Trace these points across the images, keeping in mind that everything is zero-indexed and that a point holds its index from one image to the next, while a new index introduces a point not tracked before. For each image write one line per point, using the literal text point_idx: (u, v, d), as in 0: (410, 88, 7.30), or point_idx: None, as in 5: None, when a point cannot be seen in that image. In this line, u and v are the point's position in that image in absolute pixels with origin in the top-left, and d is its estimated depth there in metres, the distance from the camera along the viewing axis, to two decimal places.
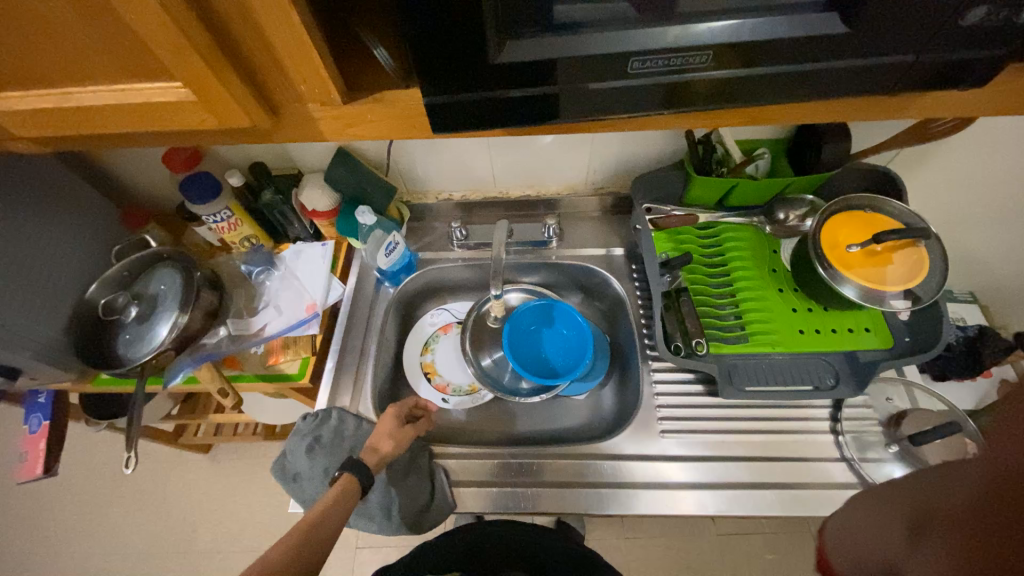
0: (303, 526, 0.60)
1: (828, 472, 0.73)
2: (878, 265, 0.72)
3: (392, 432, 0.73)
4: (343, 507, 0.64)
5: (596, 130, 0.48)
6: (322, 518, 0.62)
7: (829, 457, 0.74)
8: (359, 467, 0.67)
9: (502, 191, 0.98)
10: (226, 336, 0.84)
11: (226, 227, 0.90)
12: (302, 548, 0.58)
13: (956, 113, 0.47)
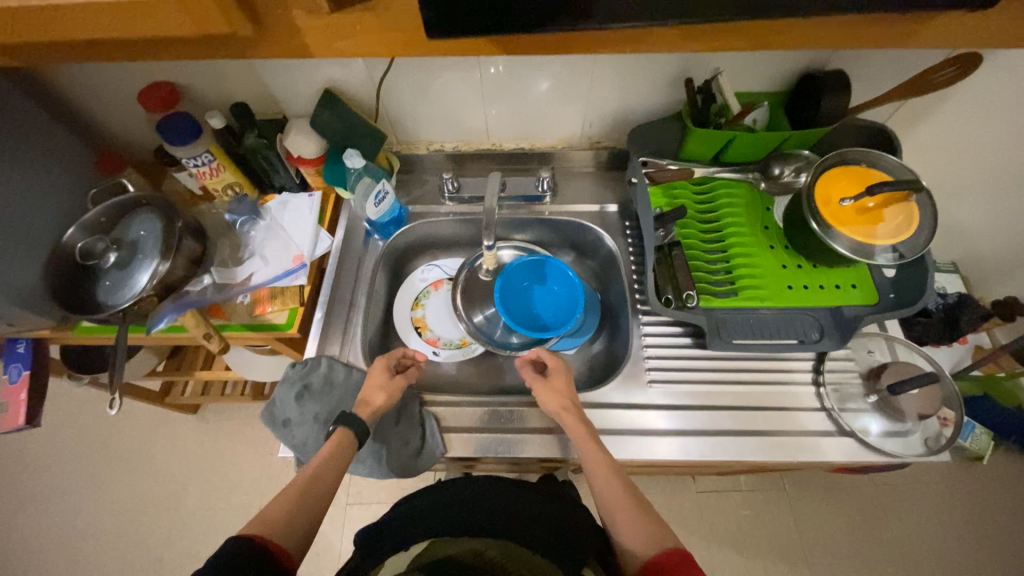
0: (303, 482, 0.60)
1: (800, 421, 0.75)
2: (867, 220, 0.73)
3: (384, 384, 0.73)
4: (340, 461, 0.64)
5: (566, 44, 0.53)
6: (321, 473, 0.62)
7: (808, 407, 0.76)
8: (351, 418, 0.67)
9: (495, 143, 0.95)
10: (209, 285, 0.82)
11: (207, 172, 0.86)
12: (303, 502, 0.59)
13: (877, 40, 0.53)
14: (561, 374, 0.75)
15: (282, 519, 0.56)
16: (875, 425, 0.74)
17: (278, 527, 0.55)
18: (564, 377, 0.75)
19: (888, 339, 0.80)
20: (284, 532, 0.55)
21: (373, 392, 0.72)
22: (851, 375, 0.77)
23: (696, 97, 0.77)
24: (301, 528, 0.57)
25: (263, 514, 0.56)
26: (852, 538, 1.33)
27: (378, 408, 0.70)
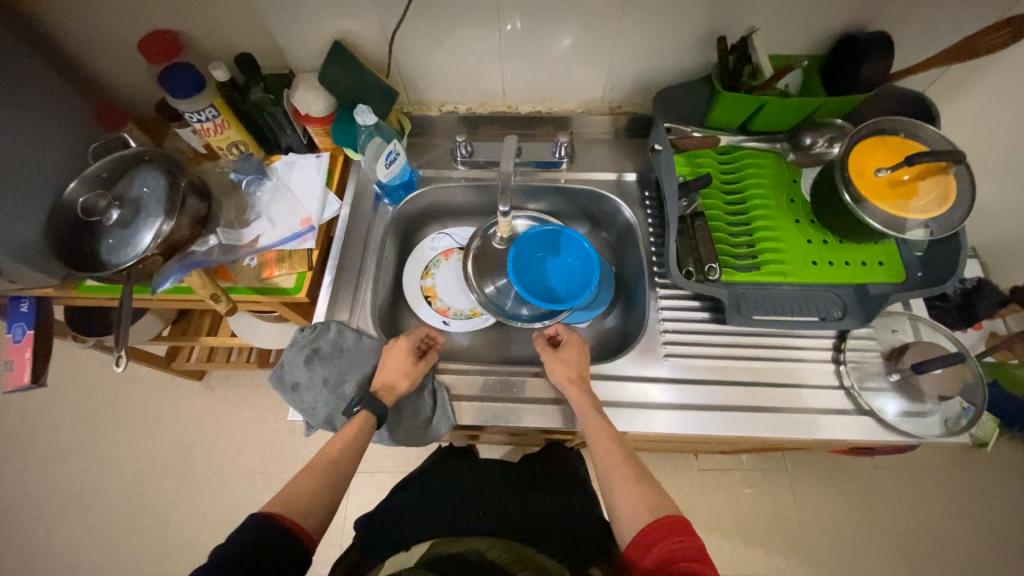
0: (323, 464, 0.61)
1: (799, 397, 0.74)
2: (901, 193, 0.70)
3: (407, 370, 0.70)
4: (362, 443, 0.65)
5: None
6: (342, 454, 0.63)
7: (819, 384, 0.75)
8: (372, 401, 0.67)
9: (510, 106, 0.91)
10: (214, 246, 0.79)
11: (211, 129, 0.82)
12: (325, 484, 0.60)
13: None
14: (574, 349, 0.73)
15: (299, 499, 0.57)
16: (893, 405, 0.73)
17: (298, 507, 0.56)
18: (577, 353, 0.73)
19: (913, 319, 0.78)
20: (306, 511, 0.57)
21: (397, 378, 0.70)
22: (872, 353, 0.76)
23: (727, 58, 0.73)
24: (323, 508, 0.58)
25: (288, 491, 0.58)
26: (850, 518, 1.34)
27: (401, 393, 0.69)
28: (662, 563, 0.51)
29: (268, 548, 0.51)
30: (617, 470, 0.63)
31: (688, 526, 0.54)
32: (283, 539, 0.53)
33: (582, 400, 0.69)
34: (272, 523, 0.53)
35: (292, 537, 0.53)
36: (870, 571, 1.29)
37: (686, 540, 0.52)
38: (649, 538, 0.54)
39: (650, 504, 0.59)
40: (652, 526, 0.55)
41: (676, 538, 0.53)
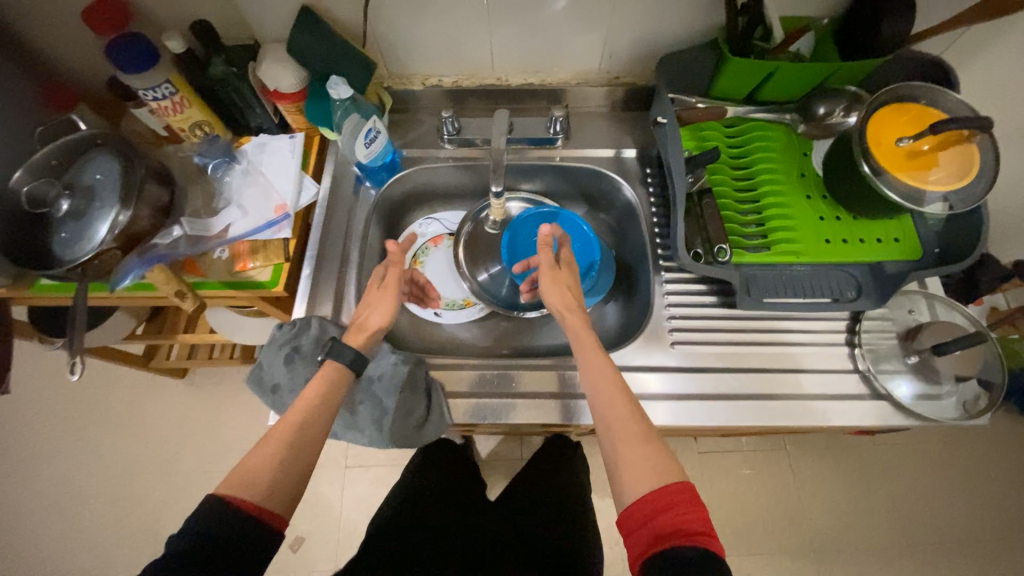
0: (292, 427, 0.56)
1: (798, 384, 0.70)
2: (919, 165, 0.65)
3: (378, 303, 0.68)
4: (334, 397, 0.60)
5: None
6: (311, 414, 0.57)
7: (825, 368, 0.72)
8: (340, 348, 0.62)
9: (500, 78, 0.84)
10: (180, 238, 0.72)
11: (170, 107, 0.75)
12: (292, 456, 0.54)
13: None
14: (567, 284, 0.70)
15: (253, 485, 0.51)
16: (908, 387, 0.69)
17: (259, 488, 0.51)
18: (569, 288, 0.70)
19: (928, 298, 0.74)
20: (265, 491, 0.51)
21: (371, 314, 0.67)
22: (887, 333, 0.72)
23: (736, 19, 0.67)
24: (289, 487, 0.53)
25: (247, 463, 0.52)
26: (849, 495, 1.34)
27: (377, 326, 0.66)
28: (661, 535, 0.48)
29: (218, 545, 0.46)
30: (622, 427, 0.57)
31: (697, 494, 0.50)
32: (235, 525, 0.48)
33: (585, 345, 0.65)
34: (223, 511, 0.48)
35: (249, 519, 0.49)
36: (870, 548, 1.29)
37: (694, 511, 0.49)
38: (654, 505, 0.49)
39: (657, 460, 0.54)
40: (658, 491, 0.50)
41: (688, 509, 0.49)
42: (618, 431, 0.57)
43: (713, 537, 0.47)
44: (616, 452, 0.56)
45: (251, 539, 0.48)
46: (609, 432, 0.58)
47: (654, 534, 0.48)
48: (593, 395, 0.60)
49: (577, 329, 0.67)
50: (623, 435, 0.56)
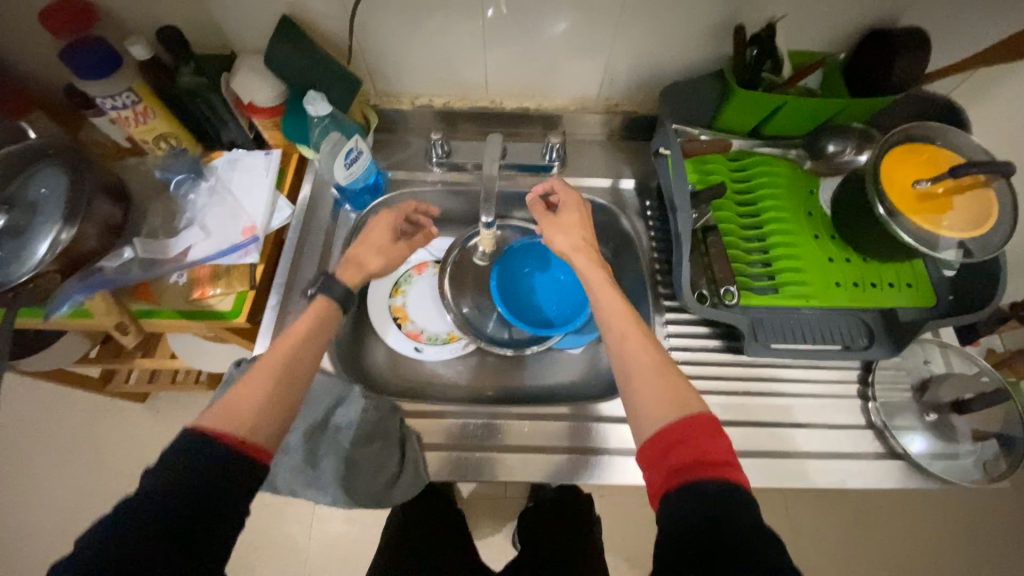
0: (276, 361, 0.51)
1: (793, 440, 0.64)
2: (933, 209, 0.62)
3: (381, 247, 0.67)
4: (324, 333, 0.56)
5: None
6: (299, 345, 0.53)
7: (827, 423, 0.66)
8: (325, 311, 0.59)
9: (493, 101, 0.80)
10: (133, 260, 0.66)
11: (132, 117, 0.68)
12: (280, 387, 0.49)
13: None
14: (575, 222, 0.66)
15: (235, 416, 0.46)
16: (927, 446, 0.64)
17: (243, 420, 0.46)
18: (577, 225, 0.66)
19: (943, 347, 0.70)
20: (248, 426, 0.46)
21: (367, 253, 0.65)
22: (901, 385, 0.67)
23: (745, 51, 0.63)
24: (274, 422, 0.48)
25: (229, 400, 0.47)
26: (849, 544, 1.27)
27: (372, 272, 0.64)
28: (683, 468, 0.43)
29: (196, 478, 0.42)
30: (638, 358, 0.51)
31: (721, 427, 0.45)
32: (215, 452, 0.43)
33: (594, 279, 0.60)
34: (201, 438, 0.43)
35: (232, 442, 0.44)
36: None
37: (719, 442, 0.44)
38: (673, 438, 0.44)
39: (676, 386, 0.49)
40: (678, 424, 0.45)
41: (707, 438, 0.44)
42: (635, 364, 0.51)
43: (736, 467, 0.43)
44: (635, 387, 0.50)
45: (237, 464, 0.43)
46: (626, 367, 0.51)
47: (676, 466, 0.43)
48: (609, 327, 0.55)
49: (587, 263, 0.62)
50: (641, 369, 0.50)
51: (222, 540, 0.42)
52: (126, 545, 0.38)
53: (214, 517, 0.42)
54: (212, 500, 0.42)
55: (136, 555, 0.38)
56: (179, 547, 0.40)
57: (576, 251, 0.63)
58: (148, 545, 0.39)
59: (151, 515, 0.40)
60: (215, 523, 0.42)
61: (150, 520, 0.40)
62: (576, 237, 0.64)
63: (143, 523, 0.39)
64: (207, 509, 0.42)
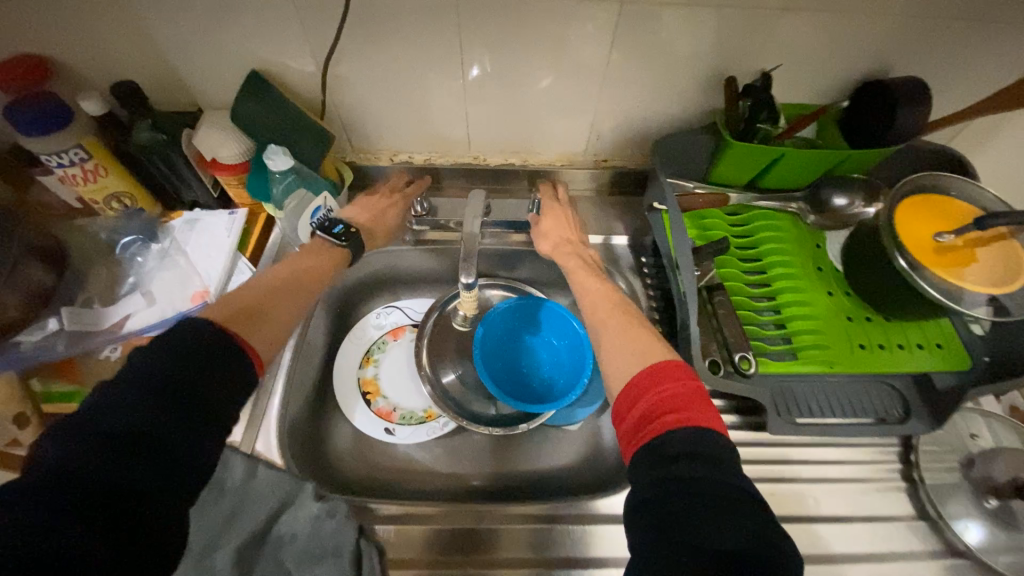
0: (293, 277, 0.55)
1: (819, 540, 0.55)
2: (955, 263, 0.56)
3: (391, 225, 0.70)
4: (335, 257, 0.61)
5: None
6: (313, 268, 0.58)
7: (861, 515, 0.57)
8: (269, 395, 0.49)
9: (477, 158, 0.76)
10: (57, 334, 0.59)
11: (80, 175, 0.62)
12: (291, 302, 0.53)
13: None
14: (556, 221, 0.70)
15: (190, 334, 0.42)
16: (993, 539, 0.53)
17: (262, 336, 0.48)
18: (557, 224, 0.70)
19: (987, 416, 0.62)
20: (259, 333, 0.48)
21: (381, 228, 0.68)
22: (946, 464, 0.59)
23: (737, 102, 0.61)
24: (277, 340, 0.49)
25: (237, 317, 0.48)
26: None
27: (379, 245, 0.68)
28: (648, 415, 0.45)
29: (144, 411, 0.37)
30: (610, 329, 0.55)
31: (682, 371, 0.47)
32: (166, 376, 0.39)
33: (582, 278, 0.63)
34: (146, 366, 0.39)
35: (188, 361, 0.40)
36: None
37: (679, 387, 0.45)
38: (637, 392, 0.46)
39: (654, 345, 0.51)
40: (640, 377, 0.47)
41: (667, 387, 0.46)
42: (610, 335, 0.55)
43: (699, 410, 0.44)
44: (610, 352, 0.53)
45: (200, 383, 0.40)
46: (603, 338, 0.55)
47: (641, 416, 0.45)
48: (590, 309, 0.59)
49: (568, 258, 0.66)
50: (616, 337, 0.54)
51: (175, 482, 0.37)
52: (51, 502, 0.32)
53: (165, 452, 0.37)
54: (164, 434, 0.37)
55: (65, 515, 0.32)
56: (137, 486, 0.35)
57: (557, 249, 0.68)
58: (86, 499, 0.33)
59: (84, 469, 0.34)
60: (169, 460, 0.37)
61: (82, 471, 0.34)
62: (557, 235, 0.69)
63: (73, 477, 0.34)
64: (157, 446, 0.37)
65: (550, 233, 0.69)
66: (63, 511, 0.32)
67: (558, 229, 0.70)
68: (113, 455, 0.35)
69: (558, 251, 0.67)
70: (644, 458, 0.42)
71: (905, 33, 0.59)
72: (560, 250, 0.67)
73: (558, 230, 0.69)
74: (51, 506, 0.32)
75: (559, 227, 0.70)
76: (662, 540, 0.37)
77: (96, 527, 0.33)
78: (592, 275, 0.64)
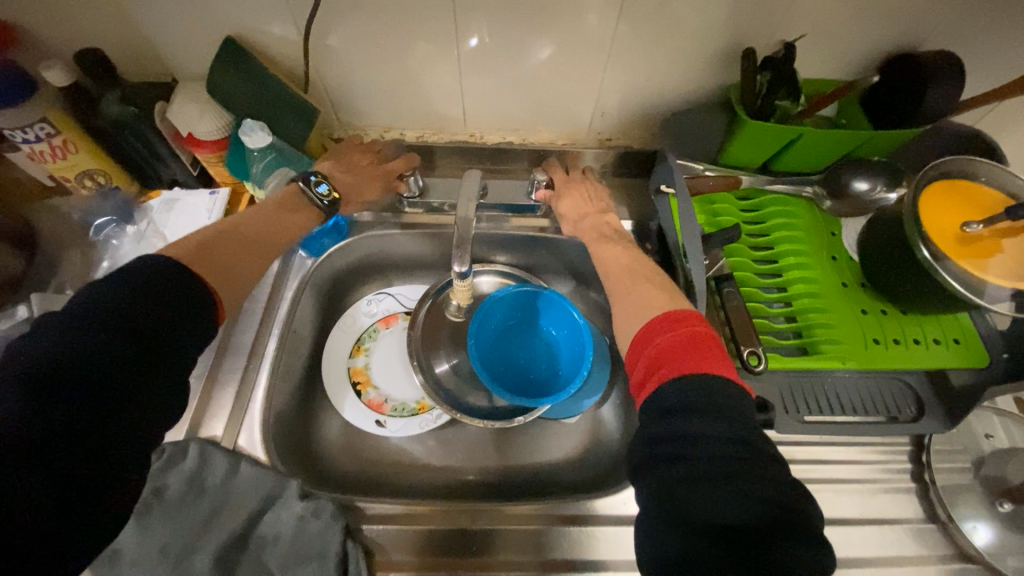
0: (260, 241, 0.53)
1: None
2: (981, 254, 0.52)
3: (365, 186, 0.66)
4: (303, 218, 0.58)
5: None
6: (284, 232, 0.56)
7: (866, 517, 0.55)
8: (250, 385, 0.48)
9: (474, 136, 0.71)
10: (25, 323, 0.56)
11: (48, 152, 0.57)
12: None
13: None
14: (573, 191, 0.68)
15: (153, 283, 0.41)
16: (1004, 543, 0.52)
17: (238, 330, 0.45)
18: (573, 193, 0.68)
19: (1003, 415, 0.59)
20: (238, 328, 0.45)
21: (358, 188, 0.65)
22: (959, 465, 0.56)
23: (755, 77, 0.56)
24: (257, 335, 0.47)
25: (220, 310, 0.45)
26: None
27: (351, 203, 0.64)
28: (648, 372, 0.46)
29: (107, 365, 0.37)
30: (626, 293, 0.56)
31: (673, 319, 0.48)
32: (131, 336, 0.39)
33: (600, 252, 0.63)
34: (120, 329, 0.38)
35: (159, 322, 0.40)
36: None
37: (667, 339, 0.47)
38: (638, 353, 0.49)
39: (658, 299, 0.53)
40: (639, 336, 0.50)
41: (667, 341, 0.46)
42: (622, 301, 0.56)
43: (690, 356, 0.44)
44: (620, 318, 0.55)
45: (173, 342, 0.40)
46: (616, 305, 0.57)
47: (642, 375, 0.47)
48: (608, 278, 0.60)
49: (589, 231, 0.66)
50: (628, 304, 0.55)
51: (147, 437, 0.39)
52: (13, 457, 0.32)
53: (131, 407, 0.38)
54: (133, 387, 0.38)
55: (40, 471, 0.33)
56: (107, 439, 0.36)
57: (574, 220, 0.67)
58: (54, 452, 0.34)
59: (46, 423, 0.34)
60: (142, 416, 0.38)
61: (49, 434, 0.34)
62: (571, 207, 0.68)
63: (36, 434, 0.33)
64: (130, 410, 0.38)
65: (564, 204, 0.68)
66: (31, 466, 0.33)
67: (574, 202, 0.68)
68: (79, 409, 0.35)
69: (575, 226, 0.67)
70: (643, 414, 0.44)
71: (945, 1, 0.53)
72: (576, 223, 0.67)
73: (574, 203, 0.68)
74: (18, 465, 0.32)
75: (575, 201, 0.68)
76: (655, 501, 0.38)
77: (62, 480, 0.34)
78: (608, 248, 0.63)
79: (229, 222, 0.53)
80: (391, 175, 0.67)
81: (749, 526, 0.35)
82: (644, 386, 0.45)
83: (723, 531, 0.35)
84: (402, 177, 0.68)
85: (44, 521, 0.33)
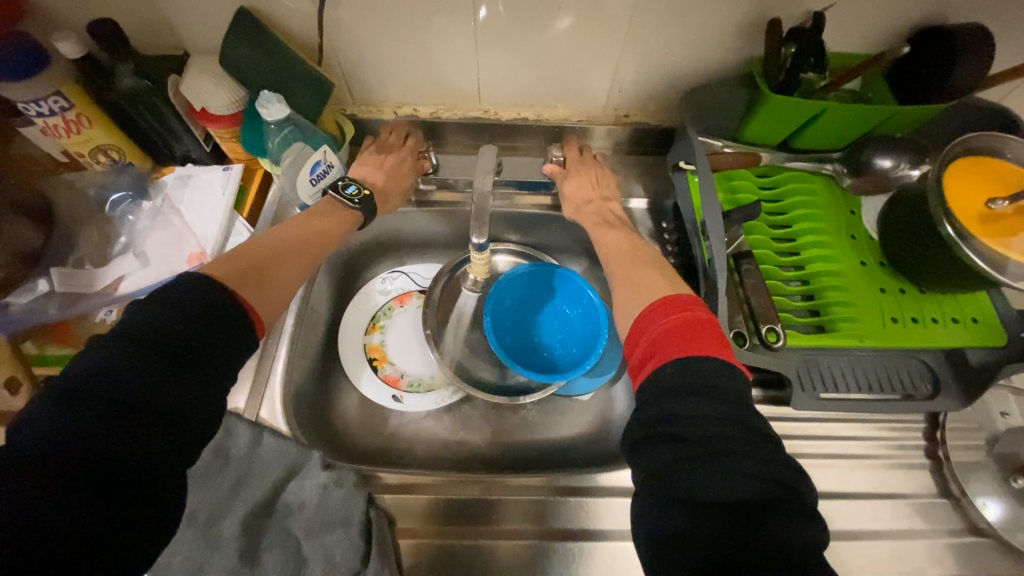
0: (295, 241, 0.54)
1: (833, 516, 0.54)
2: (1007, 232, 0.51)
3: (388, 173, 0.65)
4: (338, 224, 0.59)
5: None
6: (317, 232, 0.56)
7: (877, 491, 0.56)
8: None
9: (488, 112, 0.70)
10: (49, 296, 0.58)
11: (62, 126, 0.57)
12: (291, 260, 0.52)
13: None
14: (581, 173, 0.67)
15: (184, 293, 0.41)
16: (1015, 518, 0.52)
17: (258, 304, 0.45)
18: (581, 173, 0.67)
19: (1018, 394, 0.59)
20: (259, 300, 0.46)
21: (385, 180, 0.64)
22: (971, 442, 0.57)
23: (780, 51, 0.55)
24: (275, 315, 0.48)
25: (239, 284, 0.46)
26: None
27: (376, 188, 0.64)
28: (645, 355, 0.46)
29: (136, 364, 0.37)
30: (641, 269, 0.56)
31: (670, 304, 0.48)
32: (155, 337, 0.38)
33: (615, 229, 0.63)
34: (150, 329, 0.38)
35: (188, 321, 0.39)
36: None
37: (662, 323, 0.47)
38: (633, 339, 0.49)
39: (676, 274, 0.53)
40: (635, 322, 0.50)
41: (662, 326, 0.47)
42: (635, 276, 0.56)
43: (684, 340, 0.44)
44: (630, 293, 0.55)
45: (207, 345, 0.40)
46: (622, 282, 0.56)
47: (639, 358, 0.47)
48: (614, 258, 0.60)
49: (597, 217, 0.65)
50: (642, 280, 0.55)
51: (183, 463, 0.38)
52: (45, 478, 0.32)
53: (163, 423, 0.37)
54: (168, 403, 0.37)
55: (71, 493, 0.32)
56: (137, 435, 0.35)
57: (583, 200, 0.66)
58: (80, 476, 0.33)
59: (77, 434, 0.33)
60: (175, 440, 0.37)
61: (79, 436, 0.33)
62: (580, 186, 0.67)
63: (68, 435, 0.33)
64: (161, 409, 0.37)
65: (567, 182, 0.66)
66: (60, 487, 0.32)
67: (581, 184, 0.66)
68: (108, 427, 0.34)
69: (579, 212, 0.66)
70: (641, 394, 0.44)
71: None
72: (583, 204, 0.66)
73: (585, 185, 0.66)
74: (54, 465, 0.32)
75: (580, 187, 0.66)
76: (650, 480, 0.39)
77: (89, 471, 0.33)
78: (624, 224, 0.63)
79: (271, 238, 0.54)
80: (417, 165, 0.67)
81: (747, 500, 0.35)
82: (640, 369, 0.45)
83: (720, 506, 0.35)
84: (421, 156, 0.67)
85: (80, 516, 0.32)
